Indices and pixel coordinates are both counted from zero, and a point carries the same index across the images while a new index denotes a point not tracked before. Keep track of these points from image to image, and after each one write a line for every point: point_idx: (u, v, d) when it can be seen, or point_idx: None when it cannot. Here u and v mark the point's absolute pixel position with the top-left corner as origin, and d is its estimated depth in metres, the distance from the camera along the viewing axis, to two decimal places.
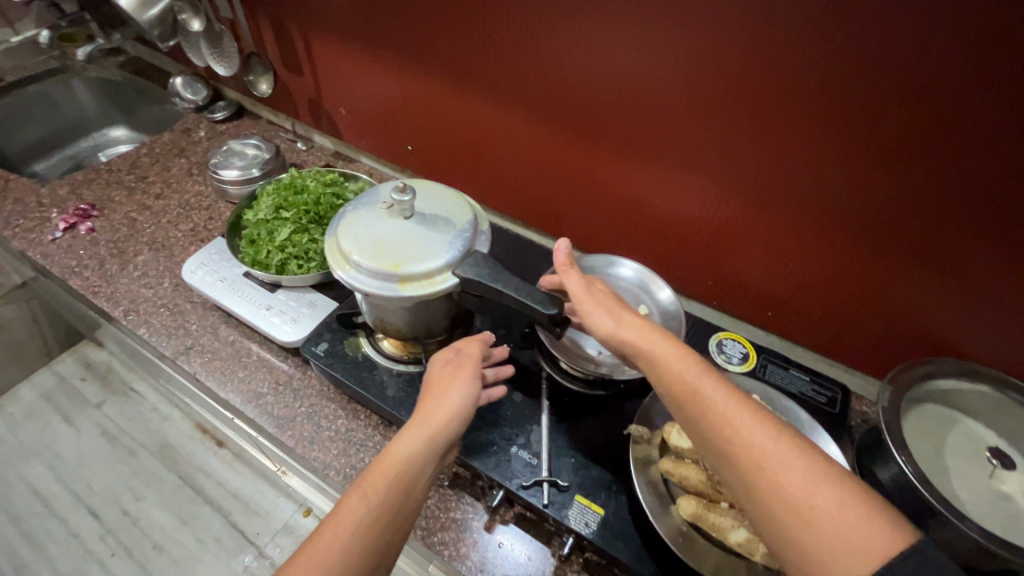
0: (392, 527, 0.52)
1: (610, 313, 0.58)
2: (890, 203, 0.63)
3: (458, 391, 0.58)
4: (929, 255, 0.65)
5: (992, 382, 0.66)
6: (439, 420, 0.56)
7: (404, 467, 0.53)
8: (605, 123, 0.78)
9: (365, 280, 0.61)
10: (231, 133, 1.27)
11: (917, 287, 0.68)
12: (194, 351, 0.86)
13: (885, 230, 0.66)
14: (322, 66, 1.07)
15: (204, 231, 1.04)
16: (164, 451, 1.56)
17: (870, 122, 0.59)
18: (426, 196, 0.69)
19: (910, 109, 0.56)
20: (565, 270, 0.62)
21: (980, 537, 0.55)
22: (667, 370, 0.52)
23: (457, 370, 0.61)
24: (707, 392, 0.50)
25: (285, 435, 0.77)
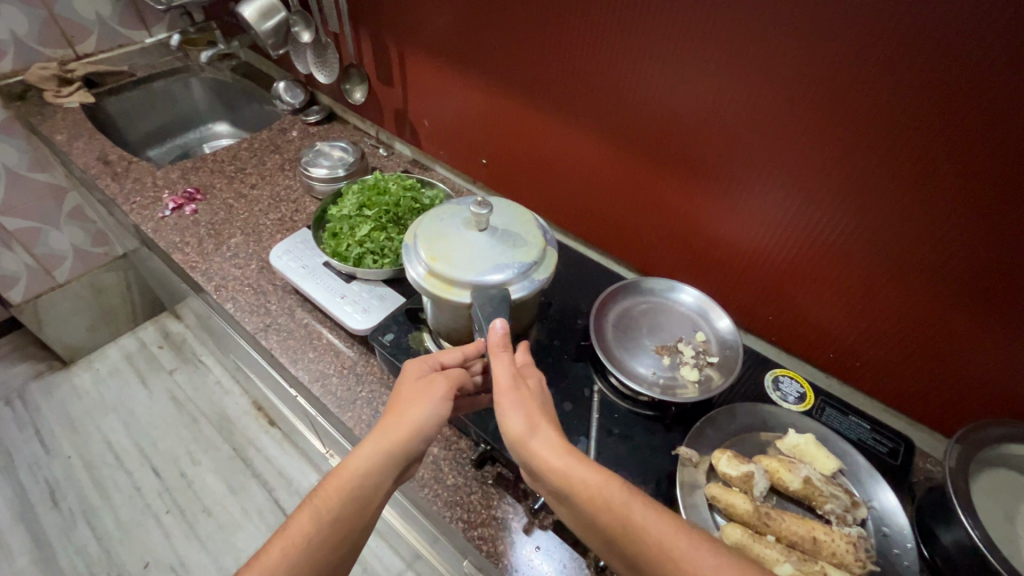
0: (344, 541, 0.56)
1: (525, 414, 0.55)
2: (973, 256, 0.62)
3: (416, 409, 0.59)
4: (1011, 313, 0.62)
5: None
6: (394, 436, 0.57)
7: (358, 484, 0.56)
8: (680, 151, 0.81)
9: (411, 257, 0.68)
10: (321, 135, 1.38)
11: (985, 340, 0.66)
12: (272, 329, 0.93)
13: (957, 278, 0.64)
14: (412, 80, 1.15)
15: (290, 222, 1.14)
16: (222, 421, 1.69)
17: (941, 166, 0.59)
18: (511, 222, 0.72)
19: (1003, 166, 0.55)
20: (498, 351, 0.59)
21: None
22: (593, 495, 0.50)
23: (420, 383, 0.61)
24: (639, 518, 0.49)
25: (345, 416, 0.82)
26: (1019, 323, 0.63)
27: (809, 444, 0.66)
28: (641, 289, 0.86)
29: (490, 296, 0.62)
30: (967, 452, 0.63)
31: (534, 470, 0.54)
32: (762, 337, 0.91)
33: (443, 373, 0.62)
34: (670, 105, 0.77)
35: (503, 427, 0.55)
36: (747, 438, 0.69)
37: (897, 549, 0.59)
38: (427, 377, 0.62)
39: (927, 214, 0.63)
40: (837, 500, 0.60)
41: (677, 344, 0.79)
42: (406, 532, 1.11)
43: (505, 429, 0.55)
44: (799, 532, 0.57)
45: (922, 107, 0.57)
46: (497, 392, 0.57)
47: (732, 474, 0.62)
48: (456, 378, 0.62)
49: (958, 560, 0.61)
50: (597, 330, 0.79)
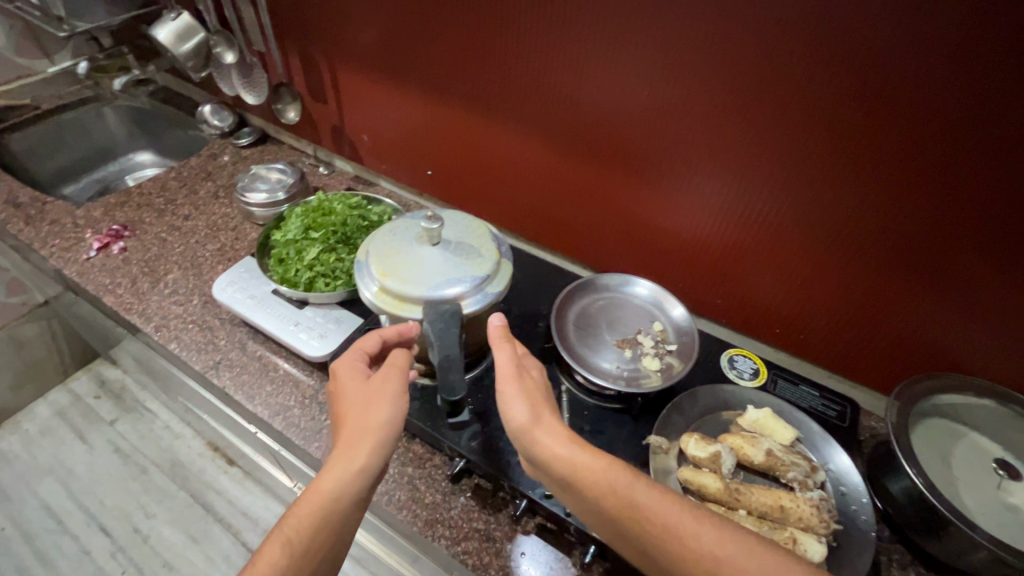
0: (322, 560, 0.55)
1: (529, 406, 0.57)
2: (899, 227, 0.67)
3: (377, 411, 0.58)
4: (934, 272, 0.68)
5: (995, 396, 0.69)
6: (363, 443, 0.57)
7: (331, 502, 0.55)
8: (623, 146, 0.83)
9: (364, 273, 0.68)
10: (255, 158, 1.32)
11: (915, 300, 0.72)
12: (223, 366, 0.89)
13: (886, 246, 0.70)
14: (347, 95, 1.13)
15: (231, 251, 1.09)
16: (175, 468, 1.58)
17: (863, 142, 0.64)
18: (466, 235, 0.71)
19: (917, 142, 0.60)
20: (500, 342, 0.62)
21: (988, 543, 0.57)
22: (597, 482, 0.51)
23: (373, 384, 0.61)
24: (641, 500, 0.50)
25: (312, 447, 0.79)
26: (941, 281, 0.68)
27: (767, 418, 0.70)
28: (598, 286, 0.88)
29: (442, 312, 0.62)
30: (908, 405, 0.69)
31: (537, 461, 0.55)
32: (714, 320, 0.95)
33: (389, 367, 0.62)
34: (610, 105, 0.80)
35: (507, 415, 0.57)
36: (711, 419, 0.72)
37: (855, 506, 0.63)
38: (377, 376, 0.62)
39: (852, 192, 0.68)
40: (798, 467, 0.64)
41: (637, 336, 0.82)
42: (386, 557, 1.08)
43: (510, 417, 0.57)
44: (768, 504, 0.60)
45: (841, 93, 0.62)
46: (502, 381, 0.59)
47: (701, 456, 0.64)
48: (401, 365, 0.63)
49: (908, 508, 0.66)
50: (560, 330, 0.81)
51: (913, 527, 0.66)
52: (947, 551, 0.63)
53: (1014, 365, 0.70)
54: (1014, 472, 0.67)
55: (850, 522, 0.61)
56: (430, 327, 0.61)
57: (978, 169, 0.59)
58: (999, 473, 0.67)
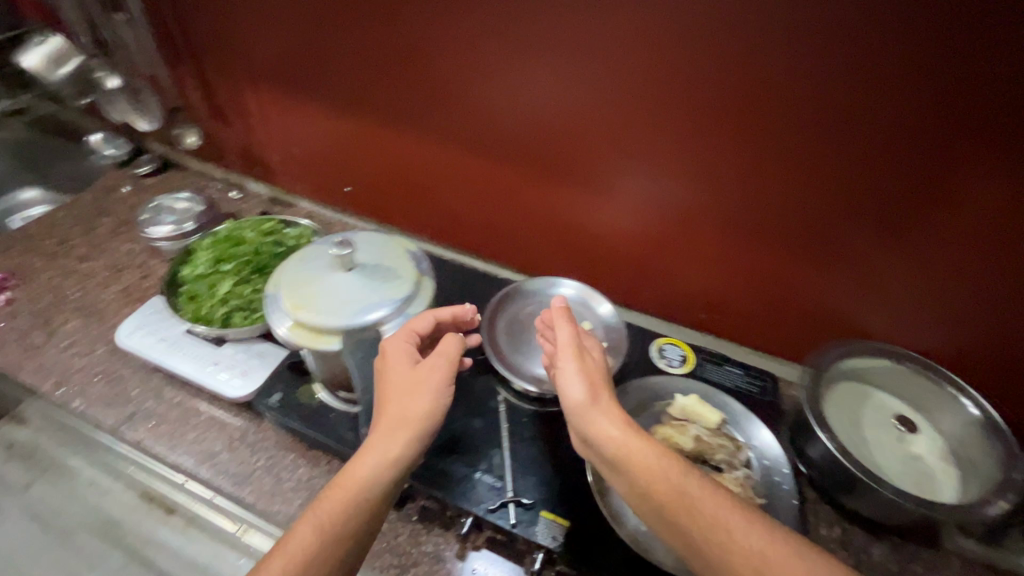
0: (350, 553, 0.52)
1: (586, 385, 0.61)
2: (796, 207, 0.72)
3: (419, 401, 0.57)
4: (831, 247, 0.73)
5: (891, 355, 0.74)
6: (407, 428, 0.56)
7: (368, 488, 0.53)
8: (538, 149, 0.83)
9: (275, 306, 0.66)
10: (158, 186, 1.23)
11: (818, 274, 0.77)
12: (138, 418, 0.82)
13: (788, 226, 0.74)
14: (252, 115, 1.07)
15: (137, 290, 1.01)
16: (102, 526, 1.33)
17: (755, 130, 0.67)
18: (382, 255, 0.71)
19: (802, 127, 0.65)
20: (559, 317, 0.68)
21: (895, 496, 0.63)
22: (653, 472, 0.52)
23: (417, 372, 0.59)
24: (695, 493, 0.51)
25: (244, 493, 0.75)
26: (838, 255, 0.73)
27: (694, 405, 0.73)
28: (525, 293, 0.89)
29: (364, 340, 0.63)
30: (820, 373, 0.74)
31: (589, 440, 0.58)
32: (645, 312, 0.97)
33: (439, 356, 0.61)
34: (522, 109, 0.80)
35: (563, 392, 0.61)
36: (645, 412, 0.75)
37: (777, 477, 0.68)
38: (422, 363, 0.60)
39: (755, 176, 0.71)
40: (724, 449, 0.68)
41: None
42: None
43: (568, 396, 0.60)
44: None
45: (733, 86, 0.65)
46: (563, 354, 0.64)
47: None
48: (452, 355, 0.62)
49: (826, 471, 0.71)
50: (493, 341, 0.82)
51: (832, 488, 0.72)
52: (863, 504, 0.69)
53: (907, 326, 0.76)
54: (913, 426, 0.72)
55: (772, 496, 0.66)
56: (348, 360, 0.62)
57: (855, 149, 0.64)
58: (900, 428, 0.72)
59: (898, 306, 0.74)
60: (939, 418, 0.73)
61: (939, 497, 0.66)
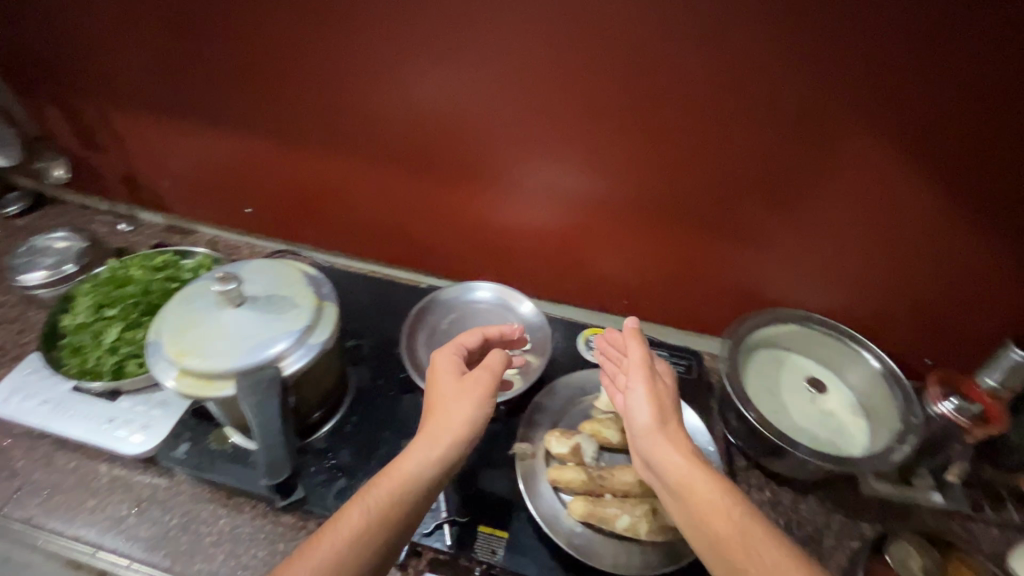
0: (385, 550, 0.50)
1: (658, 410, 0.60)
2: (692, 190, 0.72)
3: (473, 406, 0.59)
4: (736, 225, 0.74)
5: (799, 320, 0.78)
6: (456, 428, 0.57)
7: (411, 480, 0.53)
8: (442, 153, 0.81)
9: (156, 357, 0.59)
10: (33, 225, 1.10)
11: (727, 253, 0.78)
12: (27, 492, 0.74)
13: (691, 210, 0.75)
14: (131, 141, 0.97)
15: (15, 347, 0.90)
16: None
17: (646, 118, 0.67)
18: (273, 285, 0.66)
19: (687, 113, 0.65)
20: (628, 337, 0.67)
21: (812, 457, 0.66)
22: (713, 506, 0.51)
23: (466, 381, 0.61)
24: (754, 533, 0.48)
25: (159, 556, 0.68)
26: (741, 231, 0.75)
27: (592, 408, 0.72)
28: (439, 304, 0.87)
29: (260, 381, 0.57)
30: (737, 343, 0.76)
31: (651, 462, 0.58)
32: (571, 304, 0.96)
33: (485, 369, 0.63)
34: (417, 105, 0.76)
35: (631, 407, 0.62)
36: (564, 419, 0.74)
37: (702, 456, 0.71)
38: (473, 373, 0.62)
39: (652, 151, 0.70)
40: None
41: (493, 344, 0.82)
42: None
43: (637, 420, 0.60)
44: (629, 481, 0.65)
45: (625, 68, 0.64)
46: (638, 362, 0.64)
47: (563, 452, 0.67)
48: (497, 367, 0.64)
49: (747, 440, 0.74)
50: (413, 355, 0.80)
51: (761, 457, 0.74)
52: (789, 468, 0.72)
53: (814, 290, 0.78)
54: (822, 387, 0.76)
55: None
56: (246, 403, 0.56)
57: (740, 126, 0.64)
58: (812, 390, 0.76)
59: (803, 272, 0.77)
60: (848, 374, 0.77)
61: (853, 449, 0.71)
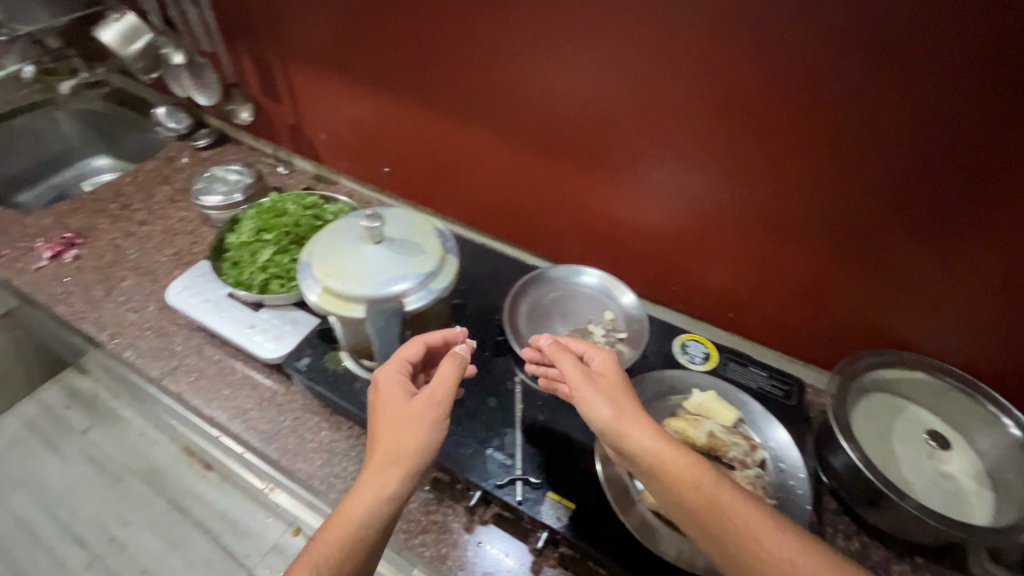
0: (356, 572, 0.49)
1: (612, 404, 0.57)
2: None
3: (416, 436, 0.54)
4: None
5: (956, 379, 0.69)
6: (385, 467, 0.52)
7: (360, 529, 0.49)
8: (562, 134, 0.81)
9: (304, 275, 0.67)
10: (212, 160, 1.26)
11: None
12: (180, 371, 0.85)
13: None
14: (301, 93, 1.07)
15: (188, 255, 1.04)
16: (152, 474, 1.28)
17: None
18: (408, 232, 0.71)
19: None
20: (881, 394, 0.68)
21: (917, 511, 0.60)
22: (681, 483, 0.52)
23: (413, 415, 0.55)
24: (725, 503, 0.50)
25: (271, 449, 0.77)
26: None
27: (712, 401, 0.72)
28: (547, 279, 0.88)
29: (385, 311, 0.62)
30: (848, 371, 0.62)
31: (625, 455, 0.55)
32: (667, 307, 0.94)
33: (426, 397, 0.56)
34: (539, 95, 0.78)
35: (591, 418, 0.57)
36: (659, 404, 0.73)
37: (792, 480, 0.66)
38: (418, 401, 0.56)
39: (831, 145, 0.64)
40: (738, 447, 0.67)
41: (588, 325, 0.82)
42: None
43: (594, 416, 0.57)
44: None
45: None
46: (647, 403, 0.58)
47: None
48: (445, 396, 0.57)
49: (850, 481, 0.68)
50: (513, 322, 0.81)
51: (854, 500, 0.69)
52: (888, 517, 0.66)
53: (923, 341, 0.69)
54: (944, 442, 0.70)
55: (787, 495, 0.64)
56: None
57: None
58: (931, 444, 0.70)
59: None
60: (976, 438, 0.70)
61: (968, 518, 0.63)
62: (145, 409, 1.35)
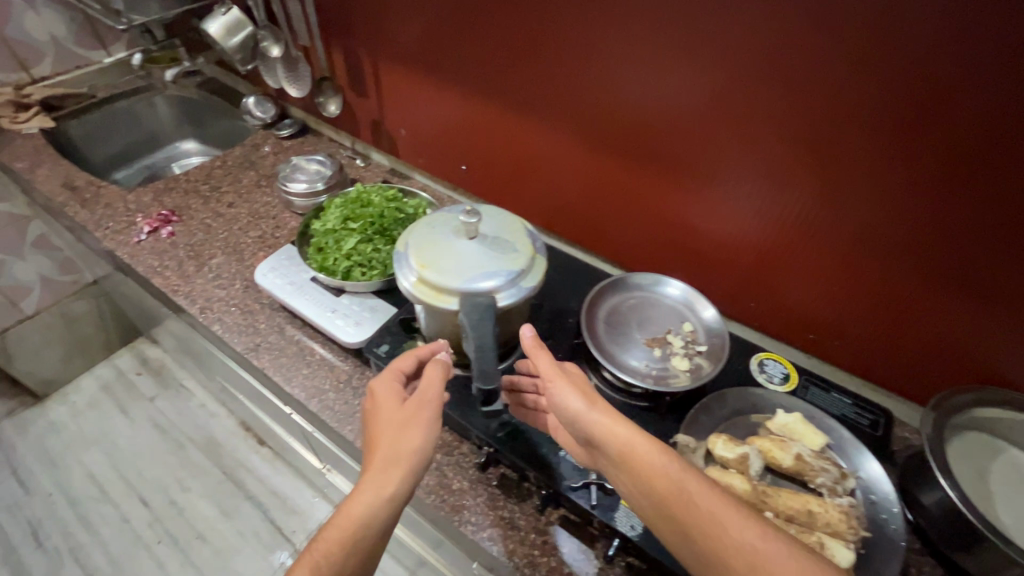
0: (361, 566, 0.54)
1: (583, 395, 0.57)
2: None
3: (410, 439, 0.58)
4: None
5: None
6: (384, 468, 0.56)
7: (362, 528, 0.54)
8: (647, 137, 0.79)
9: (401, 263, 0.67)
10: (295, 149, 1.32)
11: None
12: (264, 348, 0.90)
13: None
14: (388, 90, 1.10)
15: (272, 239, 1.10)
16: (210, 445, 1.61)
17: None
18: (502, 230, 0.70)
19: None
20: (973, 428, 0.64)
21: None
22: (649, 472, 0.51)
23: (406, 419, 0.59)
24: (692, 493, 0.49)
25: (345, 430, 0.80)
26: None
27: (797, 422, 0.68)
28: (628, 285, 0.85)
29: (478, 303, 0.61)
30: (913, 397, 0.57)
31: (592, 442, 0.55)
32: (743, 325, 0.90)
33: (416, 402, 0.61)
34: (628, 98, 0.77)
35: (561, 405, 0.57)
36: (739, 421, 0.70)
37: (884, 514, 0.61)
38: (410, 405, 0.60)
39: (945, 164, 0.59)
40: (827, 473, 0.62)
41: (667, 335, 0.79)
42: (414, 541, 1.11)
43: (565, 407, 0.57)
44: (795, 507, 0.58)
45: None
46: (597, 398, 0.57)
47: (729, 456, 0.63)
48: (430, 399, 0.61)
49: (942, 521, 0.63)
50: (590, 324, 0.79)
51: (948, 543, 0.63)
52: (982, 564, 0.61)
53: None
54: None
55: (880, 532, 0.59)
56: None
57: None
58: None
59: None
60: None
61: None
62: (219, 381, 1.46)
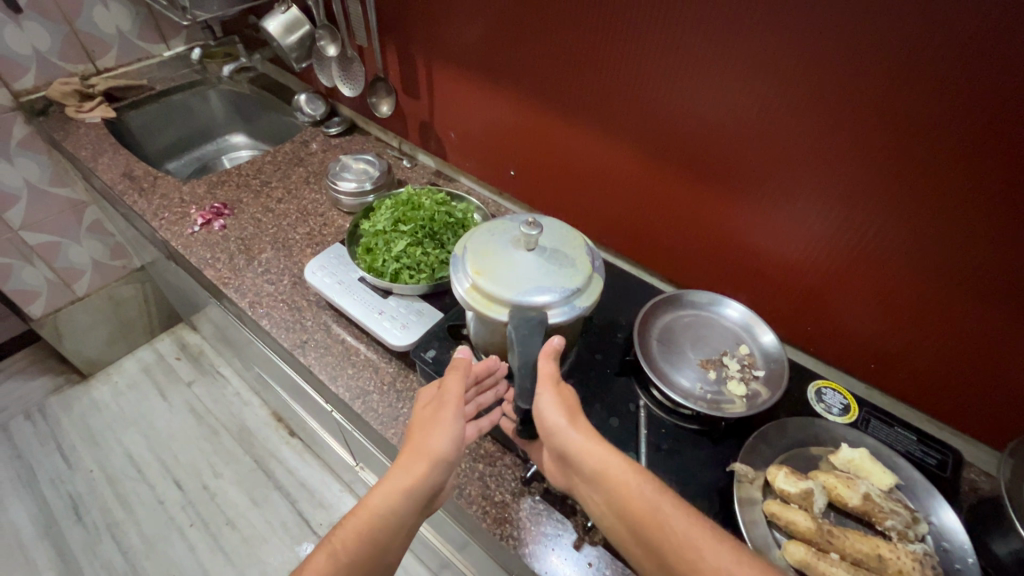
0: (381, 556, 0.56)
1: (566, 412, 0.58)
2: None
3: (430, 439, 0.58)
4: None
5: None
6: (403, 466, 0.57)
7: (382, 521, 0.56)
8: (706, 152, 0.77)
9: (458, 268, 0.67)
10: (344, 147, 1.34)
11: None
12: (309, 345, 0.91)
13: None
14: (440, 93, 1.11)
15: (320, 236, 1.11)
16: (243, 433, 1.65)
17: None
18: (560, 244, 0.69)
19: None
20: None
21: None
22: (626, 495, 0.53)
23: (428, 418, 0.60)
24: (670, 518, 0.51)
25: (388, 433, 0.79)
26: None
27: (864, 459, 0.65)
28: (683, 302, 0.83)
29: (529, 317, 0.60)
30: None
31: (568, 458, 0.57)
32: (799, 348, 0.88)
33: (439, 402, 0.61)
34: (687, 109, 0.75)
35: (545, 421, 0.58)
36: (798, 452, 0.68)
37: (959, 565, 0.57)
38: (432, 406, 0.61)
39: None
40: (897, 516, 0.59)
41: (722, 358, 0.76)
42: (442, 546, 1.10)
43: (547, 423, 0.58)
44: (864, 550, 0.56)
45: None
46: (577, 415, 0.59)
47: (791, 490, 0.61)
48: (453, 398, 0.61)
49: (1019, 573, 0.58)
50: (641, 340, 0.77)
51: None
52: None
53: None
54: None
55: None
56: None
57: None
58: None
59: None
60: None
61: None
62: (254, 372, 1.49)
